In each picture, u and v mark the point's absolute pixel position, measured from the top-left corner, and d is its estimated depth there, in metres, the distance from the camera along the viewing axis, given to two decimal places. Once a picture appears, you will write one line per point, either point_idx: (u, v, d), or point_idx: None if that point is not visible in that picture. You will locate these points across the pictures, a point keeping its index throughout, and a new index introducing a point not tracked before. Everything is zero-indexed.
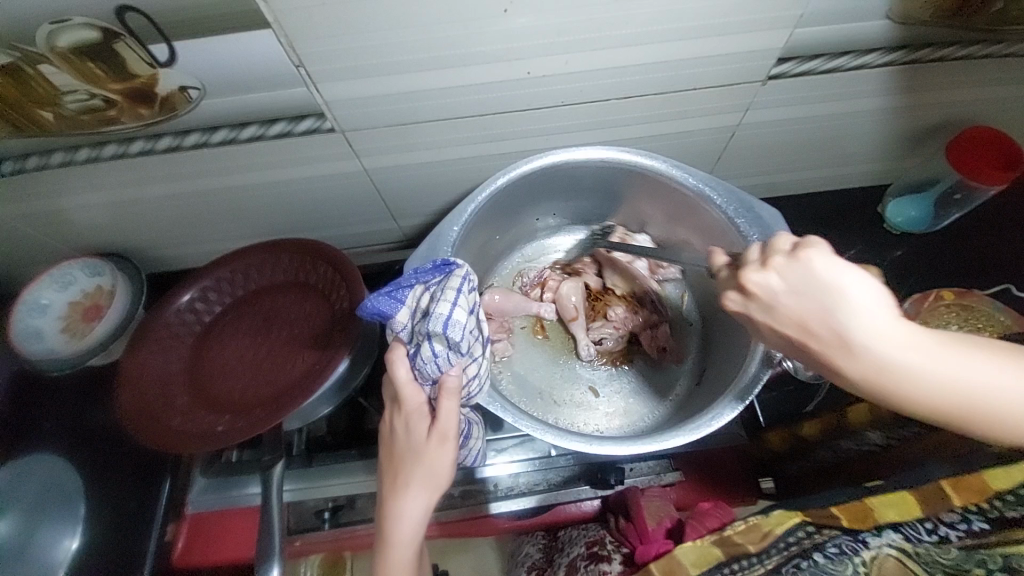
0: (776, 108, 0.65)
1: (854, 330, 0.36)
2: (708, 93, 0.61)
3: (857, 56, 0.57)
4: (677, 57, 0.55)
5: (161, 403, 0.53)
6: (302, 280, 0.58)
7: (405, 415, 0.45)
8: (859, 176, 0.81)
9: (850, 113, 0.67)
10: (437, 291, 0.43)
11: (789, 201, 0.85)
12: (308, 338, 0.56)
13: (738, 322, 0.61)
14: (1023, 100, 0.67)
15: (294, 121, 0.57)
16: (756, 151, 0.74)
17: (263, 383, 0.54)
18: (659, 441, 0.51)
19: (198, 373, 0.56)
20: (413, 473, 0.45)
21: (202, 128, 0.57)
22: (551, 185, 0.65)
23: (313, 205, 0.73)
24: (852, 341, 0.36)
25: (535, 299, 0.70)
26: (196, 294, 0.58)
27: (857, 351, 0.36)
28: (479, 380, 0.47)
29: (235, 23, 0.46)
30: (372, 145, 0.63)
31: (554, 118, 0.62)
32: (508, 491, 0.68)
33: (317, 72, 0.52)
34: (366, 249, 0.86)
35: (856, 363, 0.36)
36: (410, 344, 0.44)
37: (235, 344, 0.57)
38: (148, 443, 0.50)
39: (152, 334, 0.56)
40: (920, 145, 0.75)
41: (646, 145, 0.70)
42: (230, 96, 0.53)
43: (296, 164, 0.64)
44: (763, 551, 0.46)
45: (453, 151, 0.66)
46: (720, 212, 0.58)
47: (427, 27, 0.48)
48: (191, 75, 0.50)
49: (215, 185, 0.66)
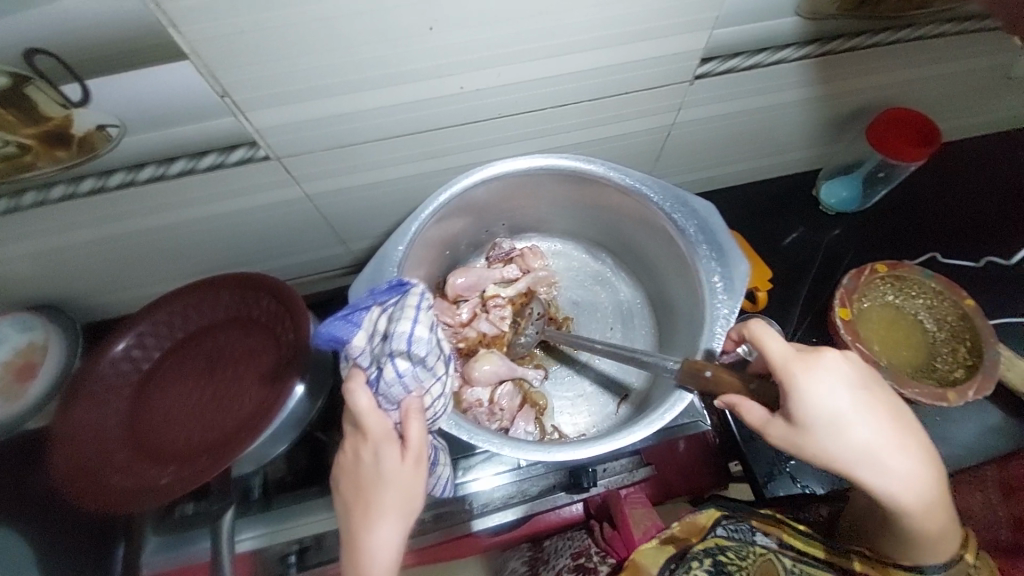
0: (706, 106, 0.67)
1: (898, 460, 0.41)
2: (641, 95, 0.63)
3: (774, 52, 0.61)
4: (605, 64, 0.56)
5: (100, 460, 0.51)
6: (243, 314, 0.56)
7: (371, 445, 0.38)
8: (791, 163, 0.85)
9: (775, 105, 0.70)
10: (395, 309, 0.38)
11: (730, 192, 0.89)
12: (253, 376, 0.54)
13: (686, 315, 0.63)
14: (930, 82, 0.72)
15: (225, 152, 0.56)
16: (693, 148, 0.77)
17: (208, 429, 0.52)
18: (620, 442, 0.51)
19: (139, 425, 0.53)
20: (387, 502, 0.39)
21: (127, 166, 0.55)
22: (497, 195, 0.65)
23: (257, 235, 0.71)
24: (885, 452, 0.41)
25: (499, 270, 0.71)
26: (131, 341, 0.55)
27: (885, 476, 0.41)
28: (448, 400, 0.41)
29: (152, 56, 0.44)
30: (311, 170, 0.62)
31: (493, 130, 0.63)
32: (484, 508, 0.67)
33: (243, 100, 0.51)
34: (320, 276, 0.84)
35: (878, 443, 0.40)
36: (369, 369, 0.37)
37: (174, 387, 0.54)
38: (94, 505, 0.49)
39: (84, 388, 0.53)
40: (843, 130, 0.79)
41: (588, 149, 0.72)
42: (153, 131, 0.51)
43: (233, 195, 0.62)
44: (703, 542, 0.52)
45: (395, 169, 0.65)
46: (658, 208, 0.59)
47: (356, 49, 0.48)
48: (110, 113, 0.48)
49: (149, 225, 0.64)
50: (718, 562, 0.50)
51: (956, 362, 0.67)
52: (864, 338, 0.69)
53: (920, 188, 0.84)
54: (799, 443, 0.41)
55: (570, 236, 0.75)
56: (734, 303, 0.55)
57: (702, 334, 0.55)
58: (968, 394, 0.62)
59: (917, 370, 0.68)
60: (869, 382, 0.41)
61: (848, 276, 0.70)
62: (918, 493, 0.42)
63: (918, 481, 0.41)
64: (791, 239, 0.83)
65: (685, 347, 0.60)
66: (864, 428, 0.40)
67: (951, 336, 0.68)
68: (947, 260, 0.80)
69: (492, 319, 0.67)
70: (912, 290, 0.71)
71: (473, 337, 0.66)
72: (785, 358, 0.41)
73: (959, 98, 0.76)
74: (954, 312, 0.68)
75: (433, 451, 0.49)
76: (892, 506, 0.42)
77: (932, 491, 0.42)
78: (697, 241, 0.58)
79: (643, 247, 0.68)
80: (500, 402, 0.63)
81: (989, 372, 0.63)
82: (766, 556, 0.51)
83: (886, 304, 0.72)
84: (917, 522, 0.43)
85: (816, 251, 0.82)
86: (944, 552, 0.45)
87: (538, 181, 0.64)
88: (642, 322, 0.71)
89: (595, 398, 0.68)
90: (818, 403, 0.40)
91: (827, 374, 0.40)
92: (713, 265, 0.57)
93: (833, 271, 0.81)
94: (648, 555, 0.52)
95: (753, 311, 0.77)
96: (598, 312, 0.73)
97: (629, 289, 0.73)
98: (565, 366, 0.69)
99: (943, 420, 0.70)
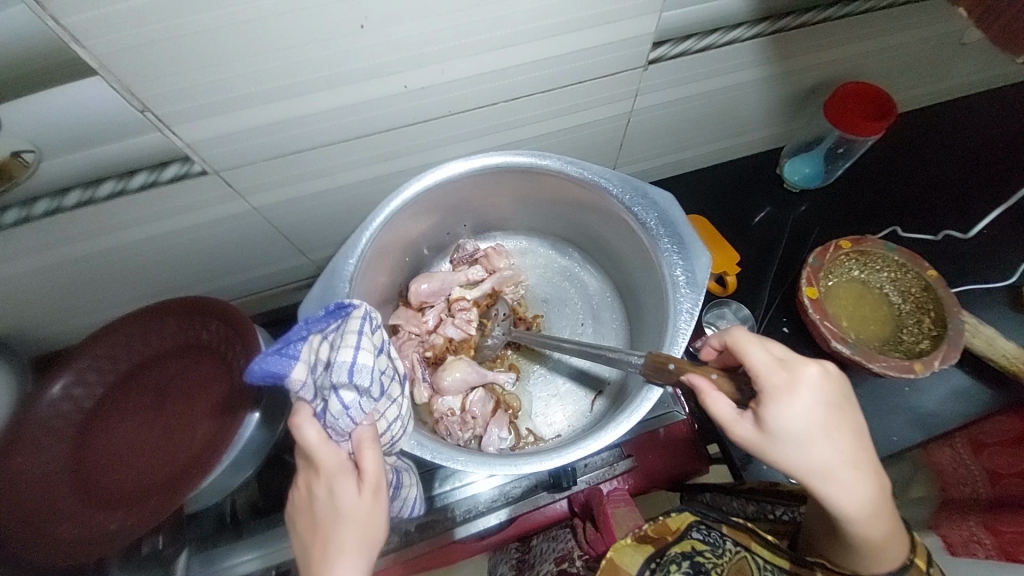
0: (663, 91, 0.66)
1: (857, 476, 0.40)
2: (595, 84, 0.61)
3: (726, 32, 0.59)
4: (554, 54, 0.54)
5: (47, 507, 0.50)
6: (191, 342, 0.57)
7: (326, 478, 0.38)
8: (754, 143, 0.84)
9: (733, 86, 0.69)
10: (336, 337, 0.39)
11: (696, 175, 0.88)
12: (206, 405, 0.55)
13: (650, 306, 0.62)
14: (884, 53, 0.71)
15: (156, 169, 0.52)
16: (654, 133, 0.75)
17: (162, 462, 0.53)
18: (586, 447, 0.50)
19: (87, 466, 0.52)
20: (346, 537, 0.38)
21: (51, 192, 0.50)
22: (454, 197, 0.63)
23: (207, 254, 0.67)
24: (846, 464, 0.40)
25: (464, 272, 0.69)
26: (70, 380, 0.54)
27: (843, 487, 0.40)
28: (400, 421, 0.43)
29: (59, 73, 0.41)
30: (254, 182, 0.58)
31: (445, 128, 0.60)
32: (467, 513, 0.65)
33: (167, 114, 0.47)
34: (282, 289, 0.80)
35: (842, 458, 0.40)
36: (314, 402, 0.38)
37: (124, 425, 0.54)
38: (43, 553, 0.48)
39: (26, 435, 0.52)
40: (803, 107, 0.78)
41: (547, 141, 0.70)
42: (73, 154, 0.47)
43: (173, 215, 0.58)
44: (678, 547, 0.51)
45: (346, 175, 0.62)
46: (616, 201, 0.58)
47: (285, 53, 0.45)
48: (21, 138, 0.44)
49: (82, 252, 0.58)
50: (696, 563, 0.50)
51: (922, 333, 0.67)
52: (832, 315, 0.69)
53: (880, 161, 0.85)
54: (769, 454, 0.40)
55: (534, 232, 0.74)
56: (697, 294, 0.54)
57: (668, 329, 0.54)
58: (934, 363, 0.62)
59: (885, 343, 0.68)
60: (844, 400, 0.40)
61: (814, 253, 0.70)
62: (870, 508, 0.41)
63: (873, 497, 0.41)
64: (758, 219, 0.83)
65: (653, 341, 0.59)
66: (828, 442, 0.39)
67: (916, 308, 0.69)
68: (908, 233, 0.80)
69: (458, 322, 0.65)
70: (874, 265, 0.72)
71: (440, 344, 0.65)
72: (766, 369, 0.39)
73: (912, 67, 0.76)
74: (918, 284, 0.69)
75: (394, 474, 0.49)
76: (841, 517, 0.41)
77: (883, 507, 0.42)
78: (657, 233, 0.57)
79: (608, 240, 0.66)
80: (471, 410, 0.62)
81: (954, 340, 0.64)
82: (740, 556, 0.51)
83: (851, 280, 0.72)
84: (859, 535, 0.42)
85: (784, 230, 0.82)
86: (882, 561, 0.44)
87: (496, 179, 0.62)
88: (611, 313, 0.71)
89: (570, 397, 0.66)
90: (791, 412, 0.38)
91: (805, 388, 0.39)
92: (675, 257, 0.56)
93: (802, 248, 0.81)
94: (625, 554, 0.51)
95: (723, 296, 0.77)
96: (567, 308, 0.71)
97: (597, 282, 0.72)
98: (536, 366, 0.68)
99: (913, 391, 0.71)
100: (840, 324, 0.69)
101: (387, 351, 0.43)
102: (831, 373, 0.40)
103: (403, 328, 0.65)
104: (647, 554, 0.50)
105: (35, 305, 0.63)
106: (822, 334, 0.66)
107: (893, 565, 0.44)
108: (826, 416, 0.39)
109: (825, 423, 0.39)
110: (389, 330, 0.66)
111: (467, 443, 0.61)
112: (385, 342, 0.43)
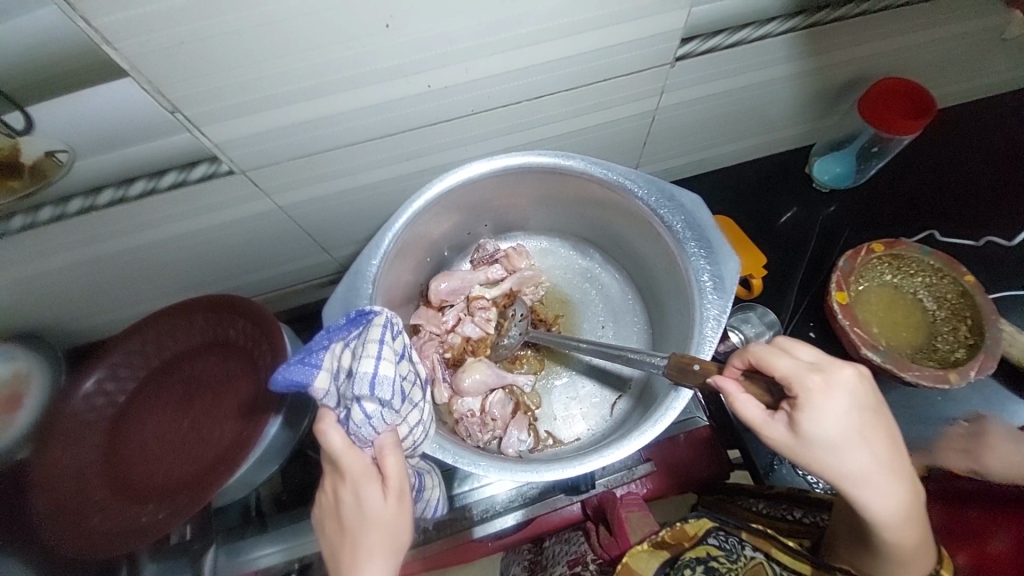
0: (690, 88, 0.64)
1: (890, 483, 0.39)
2: (622, 81, 0.59)
3: (758, 27, 0.57)
4: (578, 51, 0.53)
5: (81, 499, 0.52)
6: (219, 339, 0.58)
7: (351, 483, 0.38)
8: (783, 140, 0.82)
9: (763, 82, 0.67)
10: (358, 345, 0.39)
11: (722, 174, 0.85)
12: (232, 404, 0.56)
13: (674, 309, 0.61)
14: (924, 48, 0.68)
15: (185, 169, 0.53)
16: (680, 131, 0.73)
17: (190, 459, 0.54)
18: (606, 456, 0.50)
19: (118, 460, 0.54)
20: (373, 541, 0.38)
21: (85, 191, 0.51)
22: (476, 196, 0.63)
23: (232, 251, 0.67)
24: (879, 473, 0.38)
25: (485, 270, 0.69)
26: (102, 375, 0.55)
27: (874, 495, 0.39)
28: (421, 426, 0.43)
29: (91, 75, 0.41)
30: (280, 181, 0.59)
31: (467, 127, 0.60)
32: (484, 513, 0.66)
33: (196, 115, 0.48)
34: (304, 286, 0.81)
35: (876, 468, 0.38)
36: (337, 409, 0.39)
37: (153, 421, 0.56)
38: (75, 546, 0.50)
39: (61, 428, 0.53)
40: (836, 103, 0.75)
41: (570, 140, 0.69)
42: (106, 154, 0.48)
43: (199, 213, 0.58)
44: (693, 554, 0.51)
45: (370, 175, 0.62)
46: (642, 204, 0.57)
47: (309, 53, 0.45)
48: (58, 139, 0.45)
49: (111, 249, 0.59)
50: (711, 567, 0.49)
51: (957, 342, 0.65)
52: (863, 320, 0.67)
53: (915, 161, 0.81)
54: (799, 460, 0.39)
55: (555, 232, 0.73)
56: (724, 300, 0.53)
57: (694, 335, 0.53)
58: (970, 373, 0.60)
59: (919, 351, 0.66)
60: (878, 405, 0.38)
61: (844, 257, 0.68)
62: (903, 515, 0.39)
63: (906, 504, 0.39)
64: (786, 220, 0.81)
65: (677, 345, 0.58)
66: (862, 450, 0.38)
67: (952, 314, 0.66)
68: (946, 237, 0.77)
69: (477, 321, 0.66)
70: (909, 269, 0.69)
71: (458, 345, 0.65)
72: (800, 372, 0.37)
73: (954, 63, 0.73)
74: (954, 289, 0.66)
75: (417, 477, 0.49)
76: (872, 523, 0.40)
77: (918, 513, 0.40)
78: (684, 237, 0.56)
79: (631, 242, 0.65)
80: (490, 412, 0.61)
81: (992, 349, 0.61)
82: (756, 561, 0.50)
83: (883, 285, 0.70)
84: (892, 542, 0.41)
85: (812, 232, 0.80)
86: (917, 571, 0.43)
87: (518, 179, 0.62)
88: (632, 314, 0.70)
89: (591, 399, 0.66)
90: (824, 421, 0.37)
91: (839, 396, 0.37)
92: (702, 262, 0.55)
93: (831, 250, 0.78)
94: (641, 559, 0.52)
95: (749, 298, 0.75)
96: (587, 310, 0.71)
97: (618, 284, 0.71)
98: (557, 368, 0.67)
99: (944, 399, 0.69)
100: (871, 331, 0.67)
101: (408, 357, 0.43)
102: (867, 379, 0.38)
103: (424, 327, 0.65)
104: (663, 559, 0.51)
105: (69, 299, 0.64)
106: (851, 341, 0.65)
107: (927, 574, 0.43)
108: (862, 425, 0.37)
109: (861, 433, 0.37)
110: (409, 330, 0.66)
111: (487, 445, 0.61)
112: (406, 348, 0.43)
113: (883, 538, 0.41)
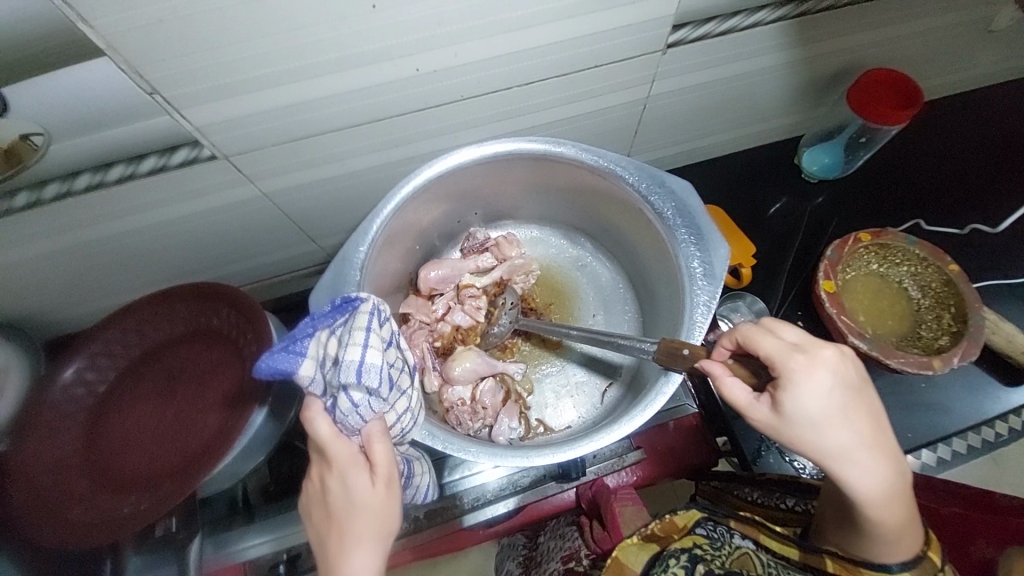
0: (682, 76, 0.64)
1: (873, 463, 0.39)
2: (613, 68, 0.59)
3: (748, 15, 0.57)
4: (568, 37, 0.53)
5: (61, 490, 0.51)
6: (204, 327, 0.57)
7: (338, 471, 0.38)
8: (773, 131, 0.82)
9: (755, 71, 0.67)
10: (344, 333, 0.39)
11: (712, 164, 0.85)
12: (219, 393, 0.55)
13: (664, 295, 0.61)
14: (913, 38, 0.68)
15: (166, 154, 0.51)
16: (671, 120, 0.73)
17: (174, 449, 0.54)
18: (596, 441, 0.50)
19: (98, 451, 0.53)
20: (361, 528, 0.38)
21: (61, 176, 0.49)
22: (467, 184, 0.62)
23: (216, 239, 0.66)
24: (863, 452, 0.39)
25: (475, 259, 0.68)
26: (83, 365, 0.54)
27: (859, 475, 0.39)
28: (410, 413, 0.43)
29: (65, 55, 0.40)
30: (266, 167, 0.57)
31: (457, 113, 0.59)
32: (476, 502, 0.65)
33: (176, 97, 0.46)
34: (292, 275, 0.80)
35: (860, 446, 0.39)
36: (324, 398, 0.38)
37: (137, 411, 0.55)
38: (54, 539, 0.49)
39: (39, 419, 0.53)
40: (826, 93, 0.75)
41: (562, 128, 0.68)
42: (82, 137, 0.46)
43: (182, 199, 0.57)
44: (679, 543, 0.51)
45: (358, 161, 0.61)
46: (633, 190, 0.57)
47: (293, 33, 0.44)
48: (31, 121, 0.43)
49: (92, 236, 0.58)
50: (695, 556, 0.49)
51: (941, 329, 0.66)
52: (849, 309, 0.68)
53: (901, 151, 0.82)
54: (786, 442, 0.39)
55: (546, 221, 0.72)
56: (714, 287, 0.53)
57: (684, 321, 0.54)
58: (953, 359, 0.61)
59: (903, 339, 0.67)
60: (862, 385, 0.39)
61: (832, 246, 0.69)
62: (887, 494, 0.40)
63: (889, 483, 0.40)
64: (775, 210, 0.81)
65: (667, 331, 0.59)
66: (846, 430, 0.38)
67: (936, 303, 0.67)
68: (930, 227, 0.78)
69: (467, 309, 0.65)
70: (894, 257, 0.70)
71: (448, 333, 0.64)
72: (784, 352, 0.38)
73: (940, 54, 0.73)
74: (939, 278, 0.67)
75: (406, 463, 0.49)
76: (857, 502, 0.41)
77: (900, 492, 0.41)
78: (674, 224, 0.56)
79: (622, 231, 0.65)
80: (481, 401, 0.61)
81: (975, 336, 0.62)
82: (742, 551, 0.50)
83: (869, 274, 0.71)
84: (877, 522, 0.41)
85: (800, 222, 0.80)
86: (904, 551, 0.42)
87: (509, 167, 0.61)
88: (623, 300, 0.70)
89: (580, 387, 0.66)
90: (808, 401, 0.37)
91: (823, 376, 0.37)
92: (692, 249, 0.55)
93: (818, 240, 0.79)
94: (630, 553, 0.52)
95: (738, 287, 0.76)
96: (579, 298, 0.71)
97: (609, 272, 0.71)
98: (548, 356, 0.68)
99: (928, 386, 0.70)
100: (857, 319, 0.68)
101: (396, 344, 0.43)
102: (848, 358, 0.39)
103: (413, 316, 0.65)
104: (653, 552, 0.51)
105: (48, 288, 0.63)
106: (838, 328, 0.65)
107: (914, 555, 0.43)
108: (845, 404, 0.38)
109: (845, 412, 0.38)
110: (399, 319, 0.65)
111: (478, 433, 0.61)
112: (394, 335, 0.42)
113: (868, 517, 0.41)
